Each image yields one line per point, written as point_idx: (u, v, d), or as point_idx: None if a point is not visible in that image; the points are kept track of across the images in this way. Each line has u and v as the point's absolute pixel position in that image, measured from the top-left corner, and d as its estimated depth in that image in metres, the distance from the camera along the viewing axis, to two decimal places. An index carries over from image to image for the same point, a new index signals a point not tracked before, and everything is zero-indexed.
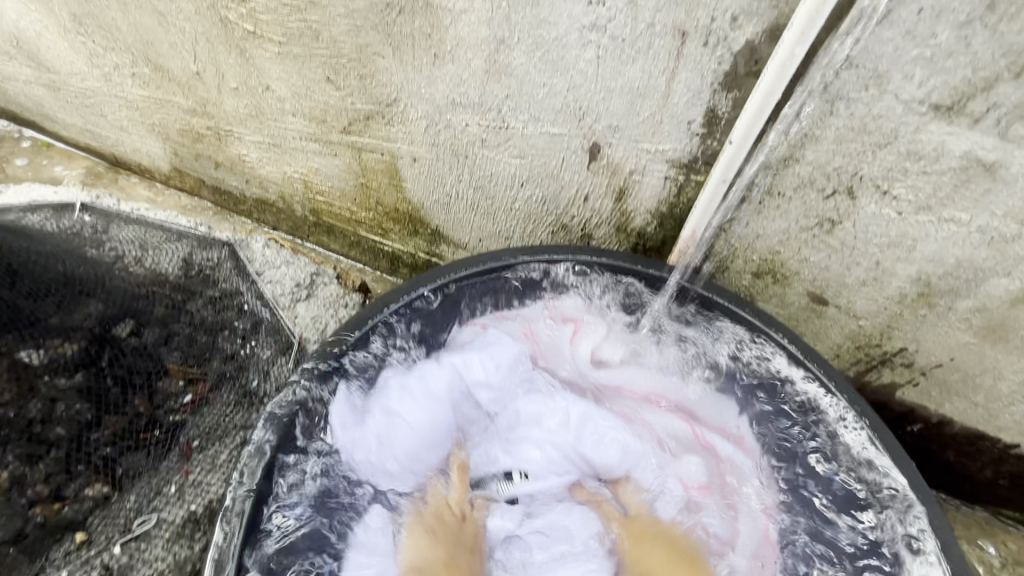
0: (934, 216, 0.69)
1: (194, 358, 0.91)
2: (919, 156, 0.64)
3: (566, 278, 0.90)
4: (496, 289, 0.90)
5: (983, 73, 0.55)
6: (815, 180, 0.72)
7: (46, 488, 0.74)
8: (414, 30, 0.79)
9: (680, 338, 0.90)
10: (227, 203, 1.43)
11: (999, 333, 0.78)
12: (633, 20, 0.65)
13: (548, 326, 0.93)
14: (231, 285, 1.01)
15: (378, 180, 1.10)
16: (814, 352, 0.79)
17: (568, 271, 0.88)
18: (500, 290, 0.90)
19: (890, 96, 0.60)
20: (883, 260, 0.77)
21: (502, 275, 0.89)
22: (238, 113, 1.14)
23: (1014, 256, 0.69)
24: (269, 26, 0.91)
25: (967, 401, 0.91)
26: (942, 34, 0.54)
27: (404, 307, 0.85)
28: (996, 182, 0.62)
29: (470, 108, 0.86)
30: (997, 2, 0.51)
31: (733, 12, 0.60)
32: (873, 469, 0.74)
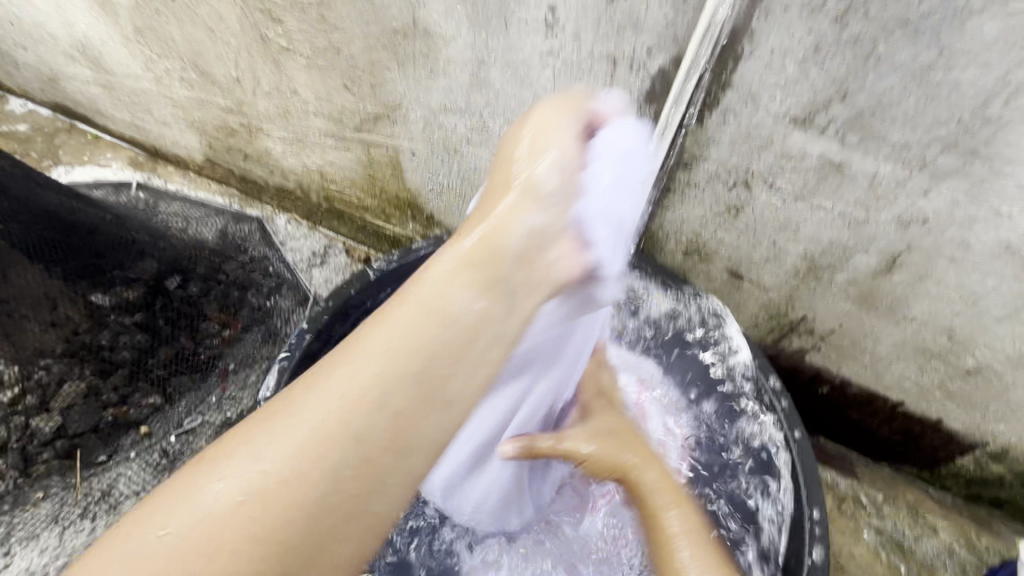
0: (808, 204, 0.90)
1: (228, 308, 1.11)
2: (790, 157, 0.85)
3: None
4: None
5: (820, 95, 0.76)
6: (720, 174, 0.93)
7: (115, 395, 0.99)
8: (415, 50, 1.01)
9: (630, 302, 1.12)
10: (251, 190, 1.65)
11: (871, 301, 0.98)
12: (578, 49, 0.87)
13: None
14: (259, 252, 1.23)
15: (383, 171, 1.32)
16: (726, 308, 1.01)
17: None
18: None
19: (763, 111, 0.81)
20: (777, 240, 0.97)
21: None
22: (268, 113, 1.36)
23: (869, 237, 0.89)
24: (300, 43, 1.13)
25: (859, 364, 1.11)
26: (789, 68, 0.75)
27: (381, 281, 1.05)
28: (845, 177, 0.83)
29: (458, 113, 1.08)
30: (821, 47, 0.72)
31: (648, 46, 0.82)
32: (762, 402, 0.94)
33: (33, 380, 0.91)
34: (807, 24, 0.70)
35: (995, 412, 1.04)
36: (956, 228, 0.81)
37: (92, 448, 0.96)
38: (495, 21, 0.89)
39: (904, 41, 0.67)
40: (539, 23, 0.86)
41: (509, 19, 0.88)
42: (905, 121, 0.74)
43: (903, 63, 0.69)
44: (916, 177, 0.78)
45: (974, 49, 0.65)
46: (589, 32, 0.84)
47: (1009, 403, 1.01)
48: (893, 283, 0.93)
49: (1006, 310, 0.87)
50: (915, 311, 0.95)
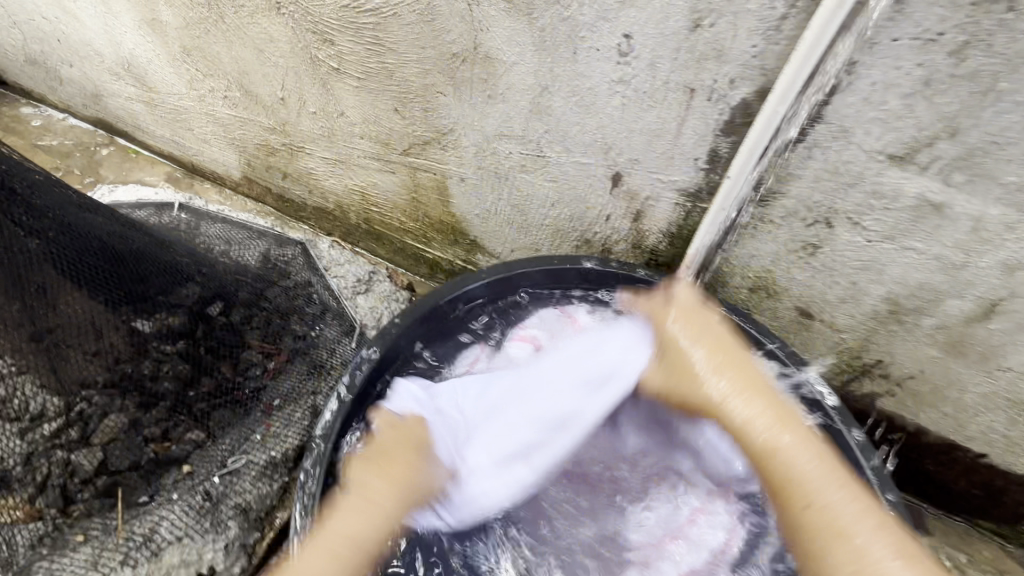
0: (898, 244, 0.83)
1: (270, 337, 1.07)
2: (881, 196, 0.79)
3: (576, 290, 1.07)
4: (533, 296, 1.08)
5: (926, 131, 0.70)
6: (798, 211, 0.87)
7: (157, 430, 0.92)
8: (473, 75, 0.97)
9: None
10: (288, 209, 1.63)
11: (960, 348, 0.91)
12: (651, 77, 0.82)
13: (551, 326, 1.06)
14: (303, 277, 1.19)
15: (428, 195, 1.28)
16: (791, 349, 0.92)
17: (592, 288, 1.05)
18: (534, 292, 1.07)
19: (856, 146, 0.75)
20: (857, 280, 0.91)
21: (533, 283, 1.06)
22: (312, 133, 1.34)
23: (964, 282, 0.82)
24: (352, 65, 1.10)
25: (938, 412, 1.03)
26: (891, 102, 0.69)
27: (431, 316, 1.01)
28: (945, 219, 0.77)
29: (514, 138, 1.03)
30: (931, 81, 0.66)
31: (731, 76, 0.77)
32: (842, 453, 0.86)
33: (75, 412, 0.88)
34: (918, 56, 0.64)
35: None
36: None
37: (134, 488, 0.89)
38: (563, 48, 0.85)
39: None
40: (611, 50, 0.82)
41: (578, 46, 0.84)
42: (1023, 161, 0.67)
43: None
44: None
45: None
46: (666, 60, 0.79)
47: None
48: (988, 331, 0.86)
49: None
50: (1012, 361, 0.88)
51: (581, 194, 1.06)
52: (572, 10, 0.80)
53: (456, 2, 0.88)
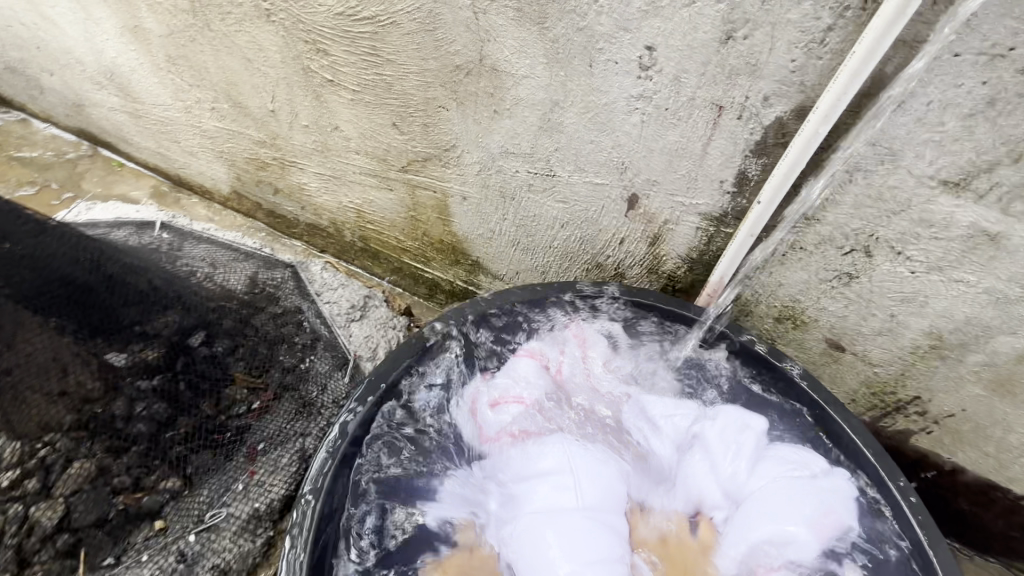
0: (944, 276, 0.76)
1: (257, 369, 0.98)
2: (929, 224, 0.72)
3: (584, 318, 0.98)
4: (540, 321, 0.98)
5: (988, 156, 0.63)
6: (835, 238, 0.79)
7: (127, 478, 0.83)
8: (479, 89, 0.90)
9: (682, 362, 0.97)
10: (280, 226, 1.55)
11: (1008, 386, 0.83)
12: (675, 93, 0.75)
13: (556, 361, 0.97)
14: (292, 303, 1.10)
15: (428, 214, 1.21)
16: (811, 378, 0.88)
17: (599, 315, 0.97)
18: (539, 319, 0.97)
19: (904, 171, 0.68)
20: (896, 313, 0.84)
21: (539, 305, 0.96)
22: (304, 147, 1.26)
23: (1018, 317, 0.75)
24: (347, 77, 1.03)
25: (978, 451, 0.96)
26: (948, 123, 0.62)
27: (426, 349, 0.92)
28: (1001, 251, 0.70)
29: (522, 156, 0.96)
30: (996, 101, 0.59)
31: (765, 93, 0.70)
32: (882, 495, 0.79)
33: (34, 461, 0.78)
34: (983, 73, 0.57)
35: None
36: None
37: (98, 548, 0.79)
38: (578, 61, 0.78)
39: None
40: (632, 64, 0.75)
41: (595, 58, 0.77)
42: None
43: None
44: None
45: None
46: (693, 75, 0.72)
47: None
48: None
49: None
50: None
51: (593, 216, 0.98)
52: (590, 19, 0.73)
53: (461, 11, 0.81)
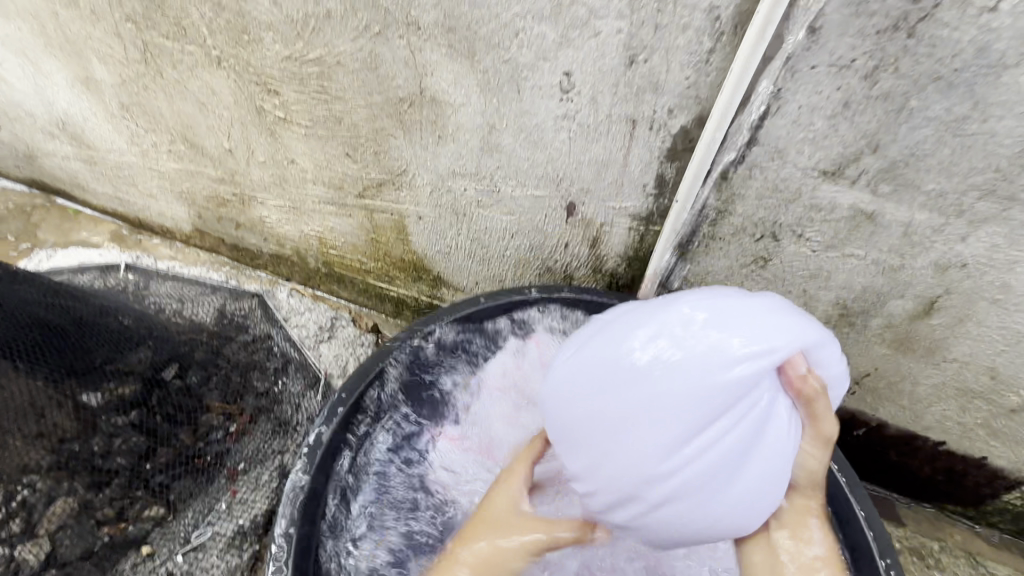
0: (840, 252, 0.88)
1: (232, 397, 1.03)
2: (819, 209, 0.83)
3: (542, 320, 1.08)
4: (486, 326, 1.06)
5: (854, 148, 0.74)
6: (746, 228, 0.90)
7: (111, 509, 0.87)
8: (422, 118, 0.99)
9: None
10: (245, 258, 1.58)
11: (907, 344, 0.96)
12: (595, 112, 0.85)
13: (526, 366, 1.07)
14: (261, 330, 1.15)
15: (388, 236, 1.27)
16: None
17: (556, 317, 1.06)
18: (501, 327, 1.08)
19: (791, 165, 0.79)
20: (806, 288, 0.95)
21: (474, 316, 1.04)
22: (263, 182, 1.32)
23: (903, 282, 0.87)
24: (298, 113, 1.10)
25: (896, 405, 1.08)
26: (817, 123, 0.73)
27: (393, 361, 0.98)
28: (878, 227, 0.82)
29: (468, 175, 1.04)
30: (849, 103, 0.70)
31: (669, 106, 0.80)
32: None
33: (16, 502, 0.80)
34: (835, 81, 0.69)
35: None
36: (996, 271, 0.80)
37: None
38: (507, 87, 0.88)
39: (937, 95, 0.66)
40: (554, 88, 0.85)
41: (522, 84, 0.86)
42: (939, 171, 0.73)
43: (936, 115, 0.68)
44: (953, 224, 0.77)
45: (1011, 100, 0.64)
46: (607, 95, 0.82)
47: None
48: (930, 326, 0.91)
49: None
50: (955, 353, 0.93)
51: (540, 225, 1.07)
52: (514, 51, 0.83)
53: (399, 50, 0.90)
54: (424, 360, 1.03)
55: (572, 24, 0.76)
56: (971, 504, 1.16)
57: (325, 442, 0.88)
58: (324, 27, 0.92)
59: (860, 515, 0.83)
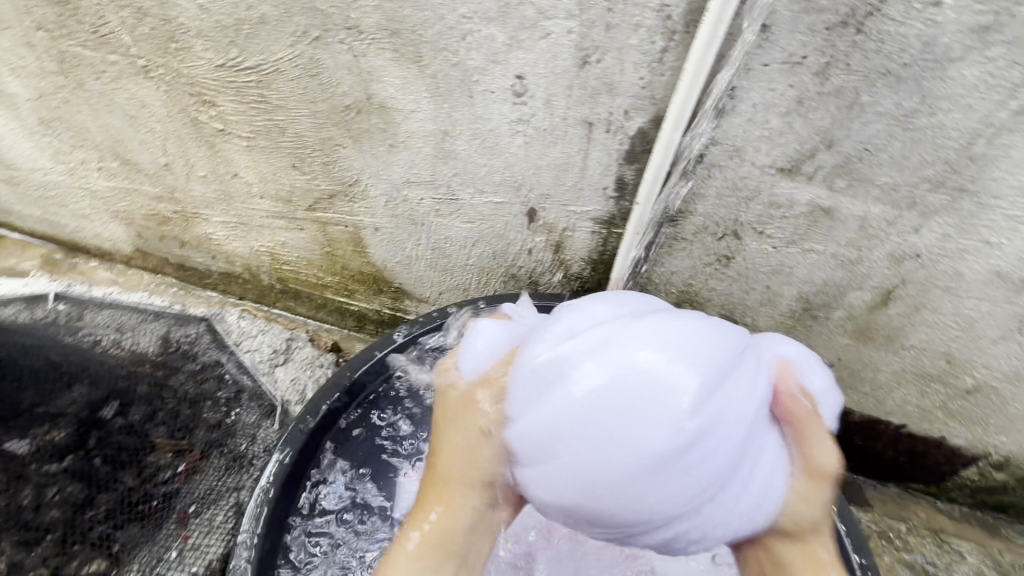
0: (800, 248, 0.88)
1: (180, 431, 0.95)
2: (778, 206, 0.83)
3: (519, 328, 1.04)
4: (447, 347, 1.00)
5: (810, 144, 0.74)
6: (708, 227, 0.89)
7: (45, 568, 0.80)
8: (370, 126, 0.94)
9: None
10: (193, 278, 1.49)
11: (867, 334, 0.97)
12: (550, 115, 0.82)
13: None
14: (210, 357, 1.07)
15: (343, 249, 1.22)
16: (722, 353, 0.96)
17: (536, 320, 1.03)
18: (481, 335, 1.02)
19: (749, 163, 0.79)
20: (769, 284, 0.95)
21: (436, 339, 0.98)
22: (206, 198, 1.24)
23: (861, 274, 0.88)
24: (238, 125, 1.03)
25: (859, 392, 1.09)
26: (773, 121, 0.73)
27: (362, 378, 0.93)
28: (836, 221, 0.82)
29: (424, 183, 1.00)
30: (803, 100, 0.70)
31: (625, 108, 0.78)
32: None
33: None
34: (788, 78, 0.68)
35: (997, 425, 1.04)
36: (948, 260, 0.81)
37: None
38: (458, 93, 0.84)
39: (886, 90, 0.66)
40: (506, 92, 0.81)
41: (474, 88, 0.83)
42: (891, 164, 0.73)
43: (887, 110, 0.68)
44: (906, 216, 0.78)
45: (956, 93, 0.65)
46: (561, 98, 0.80)
47: (1009, 416, 1.01)
48: (888, 315, 0.92)
49: (1001, 331, 0.88)
50: (913, 340, 0.95)
51: (502, 232, 1.04)
52: (463, 54, 0.79)
53: (341, 56, 0.85)
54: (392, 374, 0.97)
55: (521, 25, 0.73)
56: (932, 482, 1.20)
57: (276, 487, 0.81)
58: (258, 33, 0.86)
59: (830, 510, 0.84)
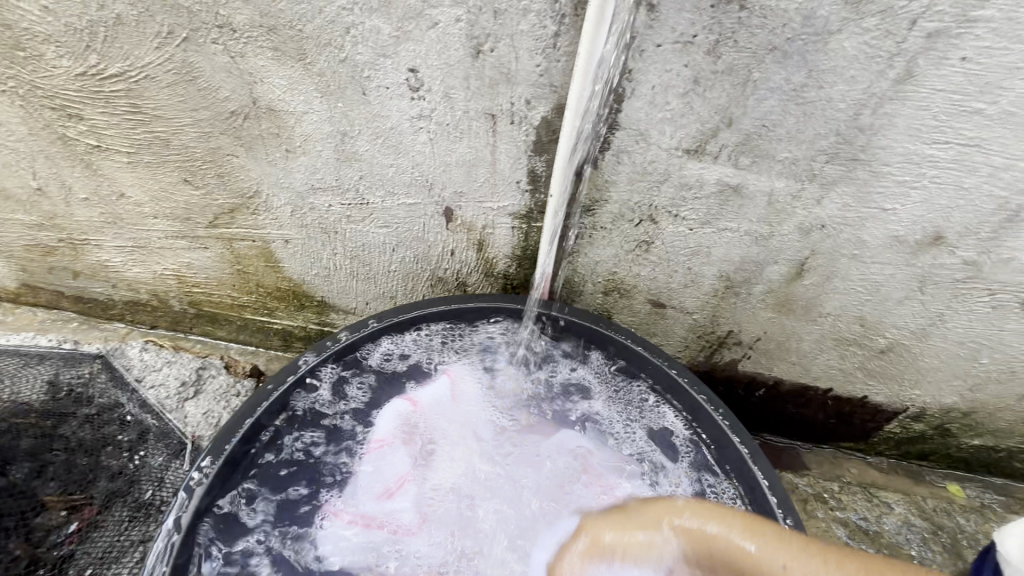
0: (715, 227, 0.88)
1: (75, 485, 0.87)
2: (689, 187, 0.82)
3: (445, 334, 1.01)
4: (365, 360, 0.96)
5: (710, 124, 0.74)
6: (625, 214, 0.88)
7: None
8: (262, 131, 0.87)
9: (552, 364, 1.01)
10: (95, 311, 1.36)
11: (788, 305, 0.99)
12: (451, 109, 0.78)
13: (431, 391, 0.96)
14: (109, 398, 0.98)
15: (255, 265, 1.13)
16: (647, 341, 0.96)
17: (464, 328, 1.01)
18: (406, 346, 0.99)
19: (655, 146, 0.78)
20: (691, 266, 0.95)
21: (348, 356, 0.93)
22: (93, 223, 1.12)
23: (775, 248, 0.90)
24: (114, 140, 0.93)
25: (787, 362, 1.12)
26: (672, 102, 0.72)
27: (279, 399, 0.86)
28: (745, 198, 0.83)
29: (331, 188, 0.94)
30: (698, 80, 0.69)
31: (526, 97, 0.75)
32: (695, 427, 0.90)
33: None
34: (682, 58, 0.67)
35: (910, 380, 1.09)
36: (851, 228, 0.84)
37: None
38: (350, 90, 0.78)
39: (775, 66, 0.67)
40: (402, 87, 0.77)
41: (367, 85, 0.77)
42: (789, 139, 0.74)
43: (778, 86, 0.69)
44: (809, 188, 0.80)
45: (838, 65, 0.66)
46: (459, 90, 0.76)
47: (920, 371, 1.07)
48: (804, 286, 0.95)
49: (905, 292, 0.92)
50: (828, 308, 0.98)
51: (421, 234, 0.99)
52: (350, 49, 0.74)
53: (218, 57, 0.78)
54: (314, 392, 0.91)
55: (406, 14, 0.69)
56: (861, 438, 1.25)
57: (186, 528, 0.73)
58: (118, 36, 0.77)
59: (761, 481, 0.80)
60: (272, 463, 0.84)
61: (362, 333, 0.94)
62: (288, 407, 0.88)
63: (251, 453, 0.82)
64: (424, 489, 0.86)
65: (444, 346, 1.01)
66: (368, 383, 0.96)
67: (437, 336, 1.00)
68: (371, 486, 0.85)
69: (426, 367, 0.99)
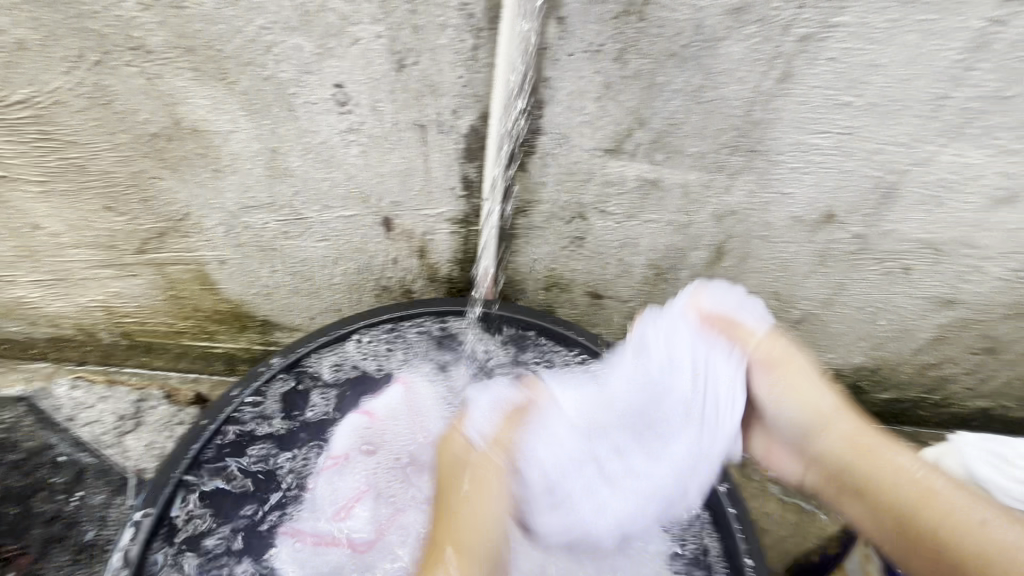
0: (639, 220, 0.95)
1: (8, 535, 0.88)
2: (612, 183, 0.88)
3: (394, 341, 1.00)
4: (316, 372, 0.94)
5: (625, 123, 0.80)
6: (556, 212, 0.93)
7: None
8: (187, 152, 0.85)
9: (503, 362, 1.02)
10: (13, 352, 1.27)
11: None
12: (379, 121, 0.81)
13: (385, 402, 0.98)
14: (37, 440, 0.94)
15: (190, 289, 1.10)
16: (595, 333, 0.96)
17: (413, 332, 1.00)
18: (357, 356, 0.98)
19: (577, 148, 0.83)
20: (623, 257, 1.01)
21: (299, 369, 0.91)
22: (3, 257, 1.05)
23: (695, 235, 0.97)
24: (23, 169, 0.89)
25: None
26: (588, 106, 0.78)
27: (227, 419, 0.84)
28: (663, 191, 0.90)
29: (265, 205, 0.93)
30: (609, 85, 0.75)
31: (452, 107, 0.79)
32: None
33: None
34: (592, 66, 0.73)
35: (822, 345, 1.21)
36: (758, 212, 0.92)
37: None
38: (277, 107, 0.79)
39: (675, 70, 0.73)
40: (329, 102, 0.78)
41: (294, 100, 0.78)
42: (695, 135, 0.81)
43: (680, 87, 0.75)
44: (717, 178, 0.87)
45: (729, 68, 0.73)
46: (386, 103, 0.78)
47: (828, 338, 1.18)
48: (724, 268, 1.04)
49: (810, 266, 1.02)
50: (748, 288, 1.07)
51: (363, 244, 1.00)
52: (273, 68, 0.75)
53: (133, 79, 0.76)
54: (265, 410, 0.90)
55: (327, 33, 0.71)
56: None
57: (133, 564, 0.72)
58: (20, 61, 0.74)
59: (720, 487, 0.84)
60: (225, 489, 0.85)
61: (308, 342, 0.90)
62: (239, 425, 0.87)
63: (202, 479, 0.82)
64: (382, 500, 0.93)
65: (393, 351, 1.01)
66: (320, 399, 0.97)
67: (386, 343, 0.99)
68: (331, 504, 0.90)
69: (379, 379, 1.01)
